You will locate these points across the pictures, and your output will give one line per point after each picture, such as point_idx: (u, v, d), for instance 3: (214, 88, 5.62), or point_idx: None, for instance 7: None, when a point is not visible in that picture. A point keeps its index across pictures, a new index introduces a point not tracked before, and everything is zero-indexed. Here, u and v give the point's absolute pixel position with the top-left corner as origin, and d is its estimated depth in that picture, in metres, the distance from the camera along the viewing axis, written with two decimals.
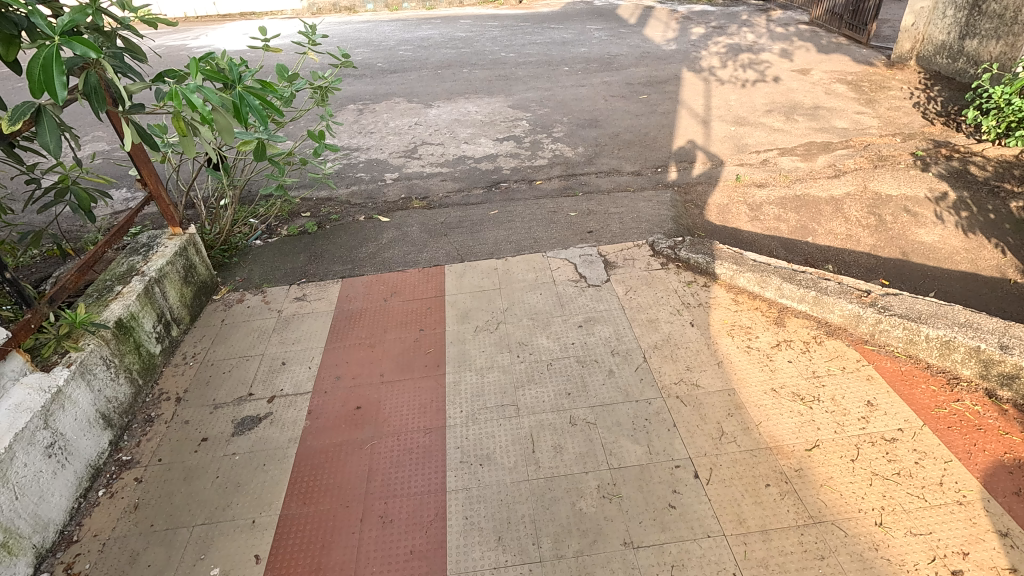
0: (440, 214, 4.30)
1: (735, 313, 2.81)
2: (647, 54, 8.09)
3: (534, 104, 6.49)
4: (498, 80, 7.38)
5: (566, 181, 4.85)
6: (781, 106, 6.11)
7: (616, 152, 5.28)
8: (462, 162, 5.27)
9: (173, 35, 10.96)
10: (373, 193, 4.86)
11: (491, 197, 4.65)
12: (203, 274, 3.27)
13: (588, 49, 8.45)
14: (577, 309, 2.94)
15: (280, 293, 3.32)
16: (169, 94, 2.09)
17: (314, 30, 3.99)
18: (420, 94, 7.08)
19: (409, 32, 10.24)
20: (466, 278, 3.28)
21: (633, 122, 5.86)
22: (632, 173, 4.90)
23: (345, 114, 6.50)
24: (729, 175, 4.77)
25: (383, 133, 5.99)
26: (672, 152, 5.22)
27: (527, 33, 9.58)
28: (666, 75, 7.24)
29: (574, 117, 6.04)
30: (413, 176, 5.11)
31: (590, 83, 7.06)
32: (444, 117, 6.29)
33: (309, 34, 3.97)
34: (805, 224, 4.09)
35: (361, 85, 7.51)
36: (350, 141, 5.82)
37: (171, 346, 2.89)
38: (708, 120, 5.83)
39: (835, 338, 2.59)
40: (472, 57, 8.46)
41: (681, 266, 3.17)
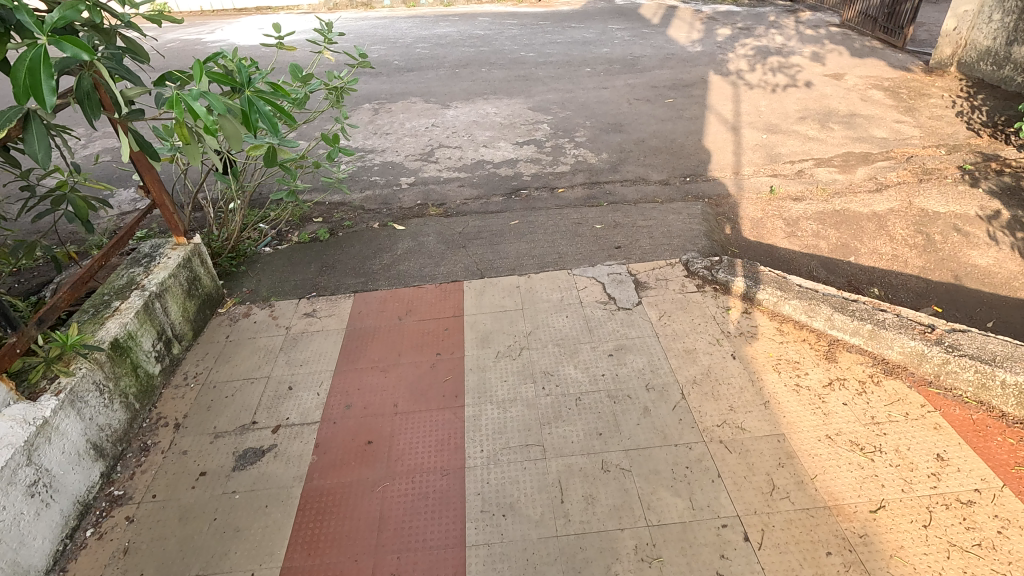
0: (458, 223, 4.09)
1: (780, 345, 2.58)
2: (671, 55, 7.83)
3: (556, 106, 6.26)
4: (518, 80, 7.16)
5: (590, 190, 4.63)
6: (815, 112, 5.83)
7: (642, 160, 5.04)
8: (481, 167, 5.06)
9: (190, 30, 10.86)
10: (388, 199, 4.66)
11: (511, 205, 4.44)
12: (208, 286, 3.08)
13: (611, 49, 8.20)
14: (607, 335, 2.71)
15: (288, 308, 3.14)
16: (169, 100, 1.87)
17: (330, 27, 3.78)
18: (437, 93, 6.88)
19: (427, 29, 10.04)
20: (486, 296, 3.07)
21: (659, 128, 5.62)
22: (659, 182, 4.67)
23: (360, 114, 6.31)
24: (763, 186, 4.51)
25: (398, 134, 5.79)
26: (700, 161, 4.97)
27: (548, 31, 9.35)
28: (693, 78, 6.97)
29: (597, 121, 5.81)
30: (429, 182, 4.91)
31: (613, 86, 6.82)
32: (461, 119, 6.09)
33: (325, 32, 3.75)
34: (847, 242, 3.83)
35: (377, 84, 7.33)
36: (365, 142, 5.63)
37: (172, 365, 2.71)
38: (738, 127, 5.57)
39: (895, 378, 2.35)
40: (491, 55, 8.24)
41: (719, 289, 2.94)
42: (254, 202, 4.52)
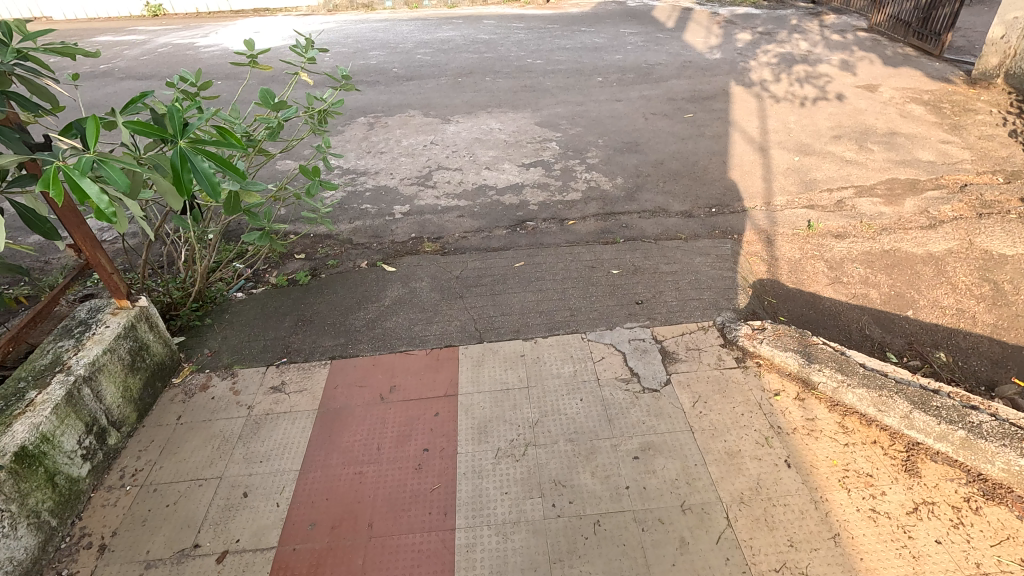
0: (455, 264, 3.62)
1: (846, 449, 2.09)
2: (688, 63, 7.33)
3: (565, 121, 5.79)
4: (525, 91, 6.68)
5: (604, 222, 4.15)
6: (850, 130, 5.31)
7: (661, 186, 4.56)
8: (483, 193, 4.59)
9: (184, 34, 10.47)
10: (379, 231, 4.20)
11: (515, 240, 3.97)
12: (159, 353, 2.62)
13: (624, 56, 7.70)
14: (630, 428, 2.24)
15: (253, 379, 2.67)
16: (46, 176, 1.33)
17: (309, 44, 3.27)
18: (438, 105, 6.41)
19: (429, 33, 9.56)
20: (486, 368, 2.60)
21: (679, 148, 5.12)
22: (681, 214, 4.18)
23: (355, 130, 5.85)
24: (798, 220, 4.02)
25: (394, 154, 5.32)
26: (726, 187, 4.48)
27: (556, 36, 8.85)
28: (713, 89, 6.46)
29: (611, 140, 5.32)
30: (425, 210, 4.43)
31: (627, 98, 6.32)
32: (463, 136, 5.61)
33: (303, 51, 3.25)
34: (901, 292, 3.33)
35: (375, 95, 6.88)
36: (357, 163, 5.17)
37: (106, 459, 2.26)
38: (766, 147, 5.07)
39: (998, 505, 1.86)
40: (496, 63, 7.76)
41: (764, 366, 2.46)
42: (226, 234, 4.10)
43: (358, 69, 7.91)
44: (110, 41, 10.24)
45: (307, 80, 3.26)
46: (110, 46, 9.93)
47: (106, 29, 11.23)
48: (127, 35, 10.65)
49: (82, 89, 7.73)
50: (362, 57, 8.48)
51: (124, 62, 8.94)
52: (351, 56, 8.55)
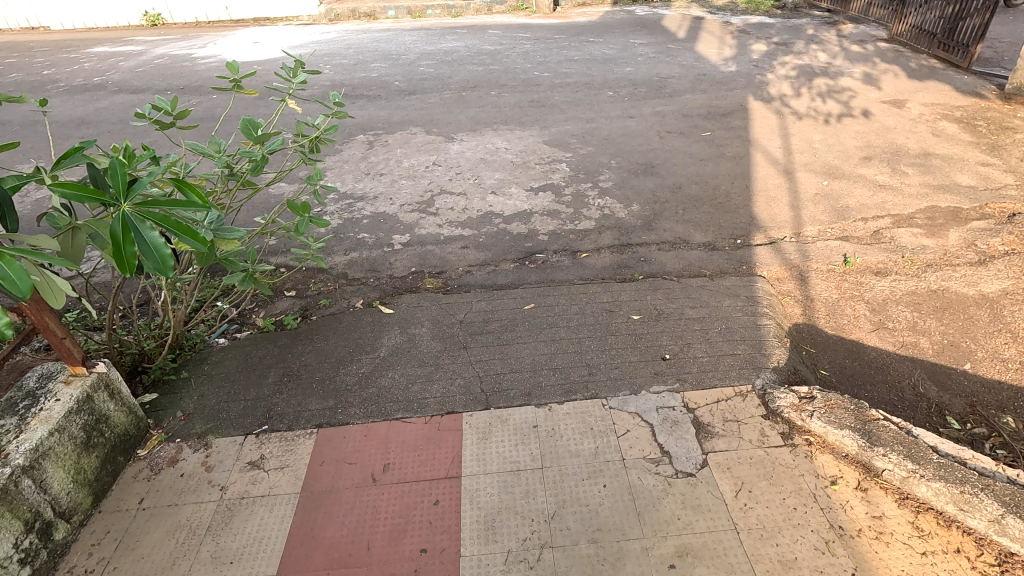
0: (459, 305, 3.30)
1: (925, 560, 1.75)
2: (703, 76, 7.02)
3: (575, 140, 5.48)
4: (532, 106, 6.39)
5: (620, 255, 3.82)
6: (881, 150, 4.98)
7: (681, 214, 4.23)
8: (489, 221, 4.28)
9: (182, 44, 10.23)
10: (376, 264, 3.89)
11: (524, 276, 3.65)
12: (122, 423, 2.31)
13: (635, 69, 7.40)
14: (662, 527, 1.91)
15: (229, 451, 2.35)
16: None
17: (298, 67, 2.97)
18: (440, 122, 6.12)
19: (432, 44, 9.28)
20: (494, 442, 2.27)
21: (697, 171, 4.80)
22: (703, 246, 3.86)
23: (354, 150, 5.56)
24: (832, 254, 3.69)
25: (394, 176, 5.02)
26: (751, 216, 4.16)
27: (564, 47, 8.56)
28: (730, 104, 6.14)
29: (624, 161, 5.00)
30: (427, 240, 4.12)
31: (640, 114, 6.00)
32: (467, 156, 5.31)
33: (291, 74, 2.95)
34: (955, 341, 2.99)
35: (376, 110, 6.59)
36: (354, 186, 4.87)
37: (52, 559, 1.95)
38: (792, 169, 4.74)
39: None
40: (502, 75, 7.47)
41: (816, 445, 2.13)
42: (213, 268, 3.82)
43: (358, 82, 7.63)
44: (107, 52, 10.02)
45: (294, 107, 2.95)
46: (105, 57, 9.70)
47: (103, 39, 11.02)
48: (123, 46, 10.42)
49: (74, 103, 7.48)
50: (363, 69, 8.21)
51: (118, 74, 8.70)
52: (351, 68, 8.27)
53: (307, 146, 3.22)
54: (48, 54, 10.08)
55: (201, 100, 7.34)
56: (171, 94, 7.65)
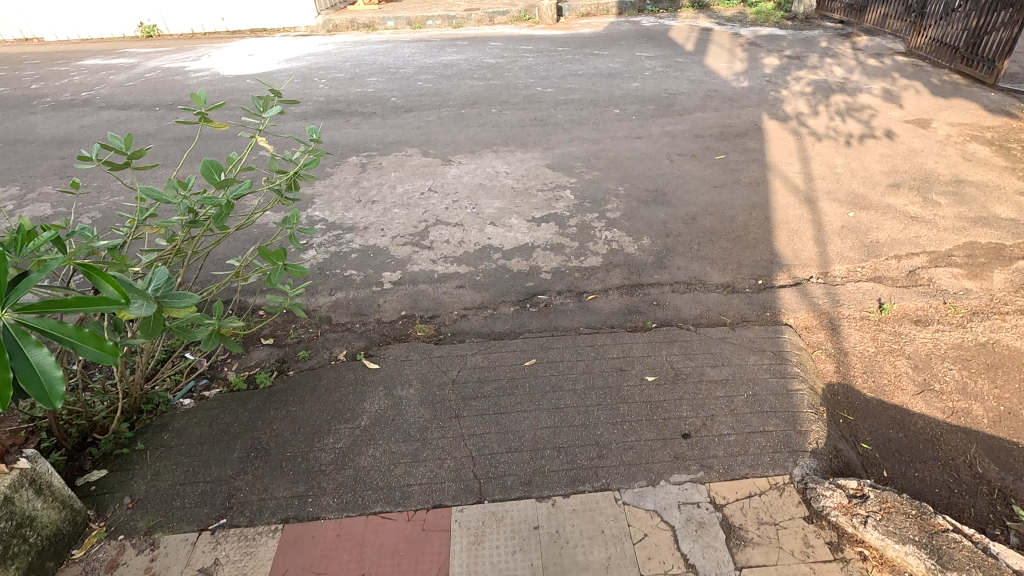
0: (451, 359, 2.96)
1: None
2: (714, 92, 6.70)
3: (580, 163, 5.16)
4: (534, 125, 6.08)
5: (630, 297, 3.49)
6: (909, 175, 4.64)
7: (695, 249, 3.90)
8: (487, 257, 3.95)
9: (176, 56, 9.98)
10: (364, 306, 3.56)
11: (524, 322, 3.32)
12: (52, 521, 1.97)
13: (643, 84, 7.08)
14: None
15: (177, 555, 2.04)
16: None
17: (268, 100, 2.68)
18: (438, 142, 5.81)
19: (432, 56, 8.99)
20: (489, 549, 1.94)
21: (711, 199, 4.47)
22: (721, 288, 3.52)
23: (345, 174, 5.26)
24: (865, 298, 3.35)
25: (387, 204, 4.71)
26: (772, 252, 3.82)
27: (567, 61, 8.25)
28: (744, 124, 5.82)
29: (633, 187, 4.68)
30: (419, 278, 3.79)
31: (648, 135, 5.68)
32: (465, 181, 4.99)
33: (260, 107, 2.65)
34: (1014, 409, 2.64)
35: (370, 129, 6.29)
36: (344, 215, 4.55)
37: None
38: (814, 197, 4.40)
39: None
40: (503, 90, 7.17)
41: (872, 561, 1.81)
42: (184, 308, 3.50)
43: (354, 97, 7.33)
44: (98, 64, 9.77)
45: (264, 143, 2.63)
46: (97, 70, 9.45)
47: (96, 51, 10.78)
48: (116, 58, 10.18)
49: (59, 120, 7.21)
50: (359, 83, 7.91)
51: (108, 88, 8.43)
52: (347, 82, 7.98)
53: (283, 184, 2.90)
54: (39, 67, 9.84)
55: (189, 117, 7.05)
56: (160, 110, 7.36)
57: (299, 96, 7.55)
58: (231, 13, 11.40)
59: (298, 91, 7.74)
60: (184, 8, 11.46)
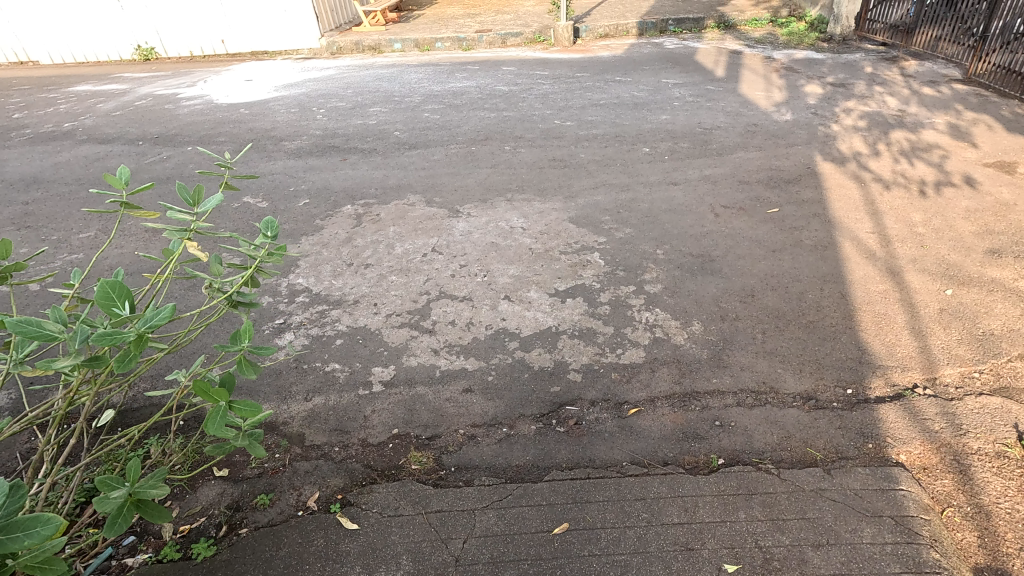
0: (457, 519, 2.26)
1: None
2: (754, 127, 5.98)
3: (608, 216, 4.45)
4: (553, 166, 5.38)
5: (683, 413, 2.74)
6: (1008, 237, 3.85)
7: (759, 339, 3.14)
8: (501, 346, 3.22)
9: (171, 82, 9.45)
10: (346, 419, 2.84)
11: (550, 451, 2.58)
12: None
13: (673, 117, 6.36)
14: None
15: None
16: None
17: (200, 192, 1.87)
18: (444, 187, 5.12)
19: (440, 83, 8.35)
20: None
21: (770, 268, 3.72)
22: (800, 401, 2.76)
23: (337, 228, 4.57)
24: (997, 424, 2.55)
25: (383, 268, 4.01)
26: (858, 345, 3.05)
27: (587, 88, 7.56)
28: (794, 167, 5.08)
29: (673, 251, 3.95)
30: (417, 377, 3.06)
31: (685, 180, 4.96)
32: (475, 239, 4.28)
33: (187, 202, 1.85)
34: None
35: (369, 170, 5.61)
36: (331, 285, 3.86)
37: None
38: (896, 266, 3.63)
39: None
40: (517, 124, 6.49)
41: None
42: (126, 414, 2.87)
43: (353, 131, 6.68)
44: (89, 91, 9.24)
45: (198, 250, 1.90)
46: (85, 98, 8.90)
47: (89, 76, 10.29)
48: (108, 84, 9.64)
49: (33, 156, 6.61)
50: (361, 113, 7.27)
51: (93, 118, 7.86)
52: (348, 113, 7.34)
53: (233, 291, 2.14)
54: (27, 94, 9.34)
55: (173, 152, 6.42)
56: (143, 144, 6.74)
57: (294, 128, 6.91)
58: (230, 35, 10.87)
59: (293, 123, 7.12)
60: (182, 30, 10.94)
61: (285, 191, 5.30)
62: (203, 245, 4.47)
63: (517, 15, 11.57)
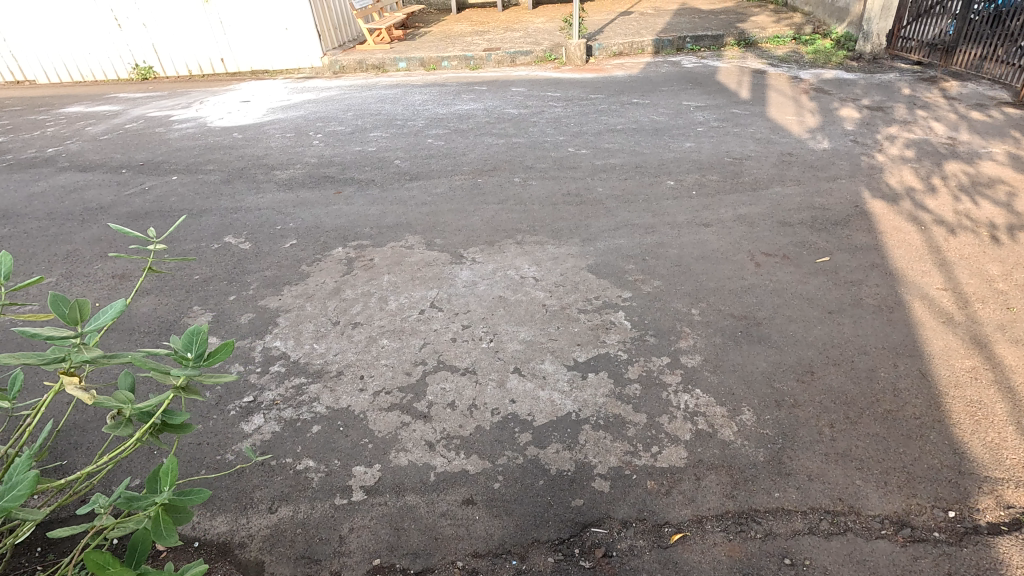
0: None
1: None
2: (788, 156, 5.43)
3: (633, 264, 3.90)
4: (568, 202, 4.85)
5: (741, 543, 2.16)
6: None
7: (828, 435, 2.55)
8: (510, 440, 2.66)
9: (166, 103, 9.07)
10: (317, 541, 2.29)
11: None
12: None
13: (698, 145, 5.82)
14: None
15: None
16: None
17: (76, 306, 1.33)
18: (446, 226, 4.60)
19: (445, 105, 7.87)
20: None
21: (829, 334, 3.14)
22: (891, 530, 2.16)
23: (325, 275, 4.05)
24: None
25: (373, 328, 3.47)
26: (953, 447, 2.45)
27: (602, 112, 7.05)
28: (840, 204, 4.51)
29: (711, 312, 3.38)
30: (407, 481, 2.50)
31: (717, 219, 4.40)
32: (480, 291, 3.74)
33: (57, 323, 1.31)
34: None
35: (365, 205, 5.10)
36: (313, 350, 3.33)
37: None
38: (983, 336, 3.04)
39: None
40: (527, 151, 5.97)
41: None
42: (50, 529, 2.35)
43: (351, 158, 6.19)
44: (80, 113, 8.88)
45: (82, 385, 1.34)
46: (75, 120, 8.53)
47: (84, 96, 9.94)
48: (101, 105, 9.28)
49: (8, 185, 6.17)
50: (360, 139, 6.78)
51: (78, 143, 7.45)
52: (346, 138, 6.86)
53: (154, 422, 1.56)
54: (17, 115, 8.99)
55: (156, 182, 5.96)
56: (125, 172, 6.30)
57: (288, 155, 6.43)
58: (230, 53, 10.52)
59: (288, 149, 6.65)
60: (181, 47, 10.60)
61: (271, 229, 4.79)
62: (174, 294, 3.96)
63: (527, 32, 11.13)
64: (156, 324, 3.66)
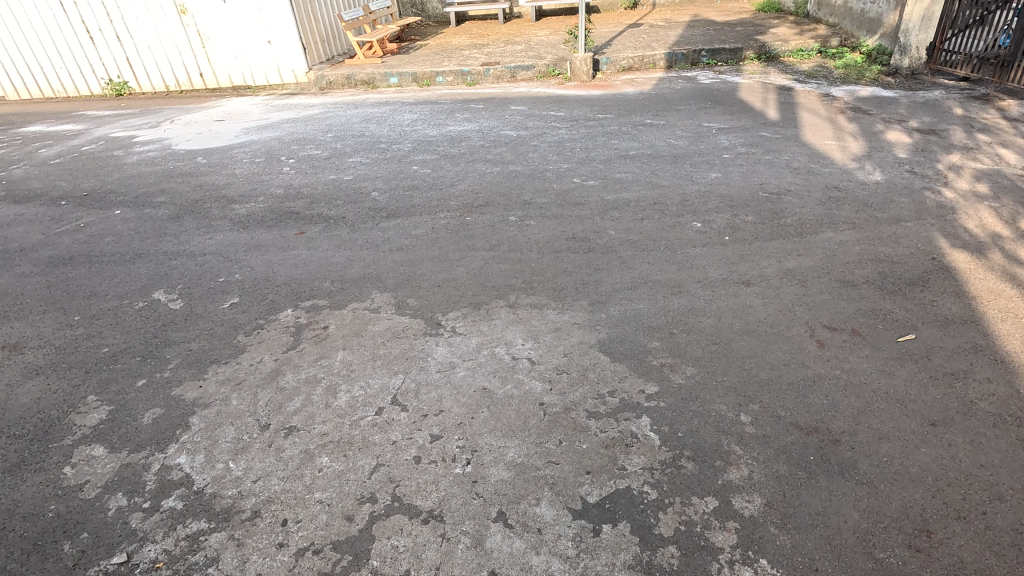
0: None
1: None
2: (836, 190, 4.56)
3: (658, 342, 3.01)
4: (573, 249, 3.98)
5: None
6: None
7: None
8: None
9: (134, 122, 8.31)
10: None
11: None
12: None
13: (726, 176, 4.95)
14: None
15: None
16: None
17: None
18: (423, 281, 3.74)
19: (435, 125, 7.06)
20: None
21: (943, 464, 2.23)
22: None
23: (264, 351, 3.18)
24: None
25: (312, 437, 2.58)
26: None
27: (611, 134, 6.20)
28: (912, 256, 3.63)
29: (769, 421, 2.48)
30: None
31: (760, 275, 3.52)
32: (459, 379, 2.85)
33: None
34: None
35: (329, 249, 4.26)
36: (226, 471, 2.44)
37: None
38: None
39: None
40: (525, 182, 5.12)
41: None
42: None
43: (321, 189, 5.35)
44: (39, 132, 8.12)
45: None
46: (30, 141, 7.77)
47: (49, 113, 9.21)
48: (64, 123, 8.53)
49: None
50: (336, 165, 5.97)
51: (25, 168, 6.67)
52: (321, 164, 6.03)
53: None
54: None
55: (95, 216, 5.14)
56: (64, 204, 5.48)
57: (252, 185, 5.61)
58: (209, 68, 9.79)
59: (253, 176, 5.84)
60: (156, 62, 9.90)
61: (212, 282, 3.94)
62: (70, 375, 3.11)
63: (529, 45, 10.36)
64: (33, 423, 2.79)
